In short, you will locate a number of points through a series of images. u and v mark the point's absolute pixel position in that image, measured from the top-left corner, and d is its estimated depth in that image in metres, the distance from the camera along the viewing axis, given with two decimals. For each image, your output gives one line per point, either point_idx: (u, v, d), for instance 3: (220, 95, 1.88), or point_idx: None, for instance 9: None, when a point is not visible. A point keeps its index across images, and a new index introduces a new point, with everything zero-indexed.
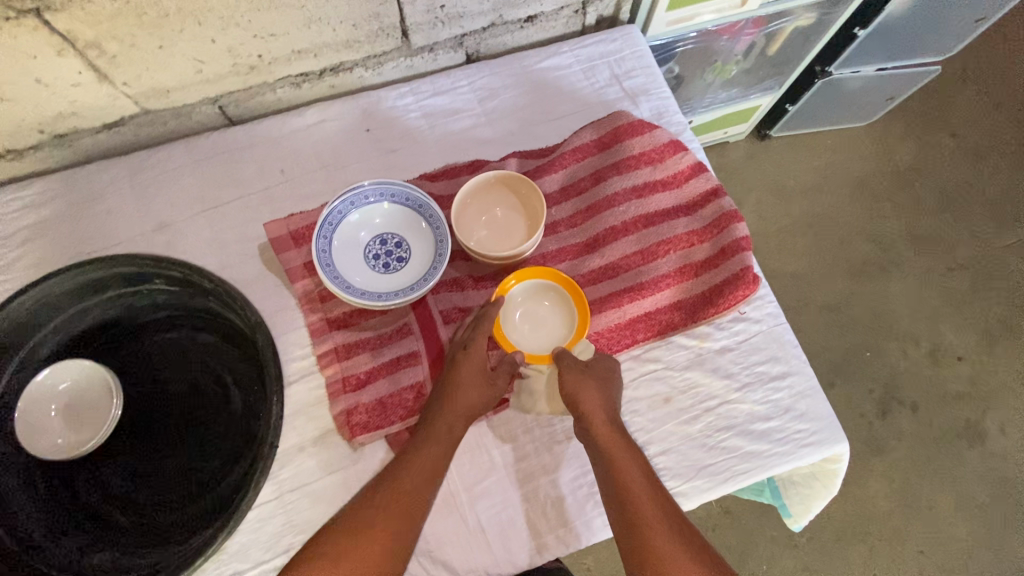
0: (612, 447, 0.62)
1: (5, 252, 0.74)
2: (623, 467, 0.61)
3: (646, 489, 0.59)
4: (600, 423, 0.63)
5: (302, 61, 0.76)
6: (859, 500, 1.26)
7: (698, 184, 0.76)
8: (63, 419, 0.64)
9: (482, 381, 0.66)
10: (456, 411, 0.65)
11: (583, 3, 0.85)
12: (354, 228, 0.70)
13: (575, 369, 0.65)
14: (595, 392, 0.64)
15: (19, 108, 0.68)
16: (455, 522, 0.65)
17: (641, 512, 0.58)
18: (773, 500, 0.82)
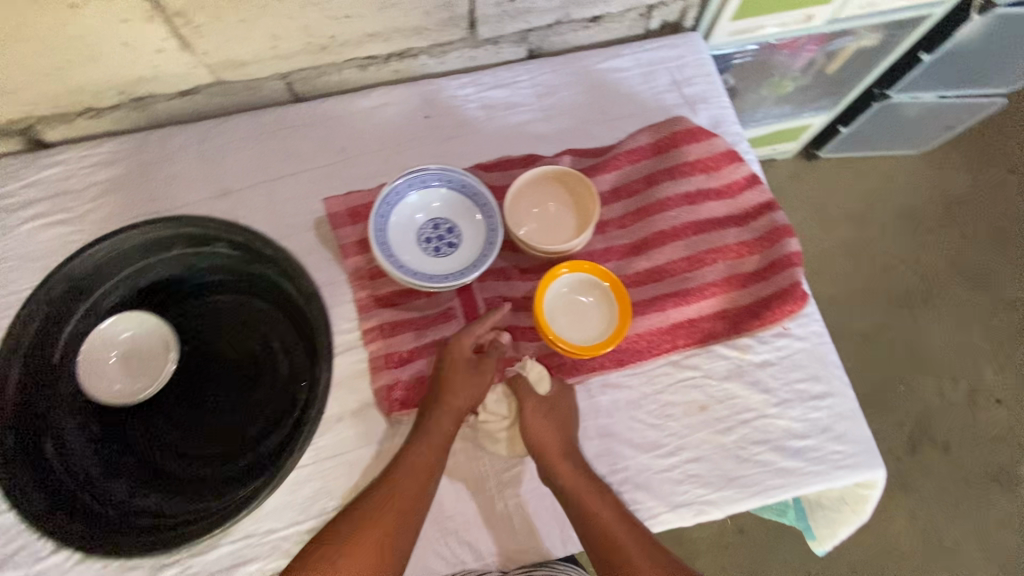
0: (583, 494, 0.62)
1: (79, 204, 0.78)
2: (592, 507, 0.61)
3: (622, 527, 0.60)
4: (564, 463, 0.64)
5: (371, 44, 0.78)
6: (879, 534, 1.23)
7: (753, 196, 0.76)
8: (123, 366, 0.67)
9: (463, 402, 0.66)
10: (437, 439, 0.64)
11: (649, 8, 0.86)
12: (409, 210, 0.72)
13: (537, 406, 0.66)
14: (558, 437, 0.65)
15: (105, 69, 0.72)
16: (475, 509, 0.66)
17: (624, 553, 0.58)
18: (796, 521, 0.82)
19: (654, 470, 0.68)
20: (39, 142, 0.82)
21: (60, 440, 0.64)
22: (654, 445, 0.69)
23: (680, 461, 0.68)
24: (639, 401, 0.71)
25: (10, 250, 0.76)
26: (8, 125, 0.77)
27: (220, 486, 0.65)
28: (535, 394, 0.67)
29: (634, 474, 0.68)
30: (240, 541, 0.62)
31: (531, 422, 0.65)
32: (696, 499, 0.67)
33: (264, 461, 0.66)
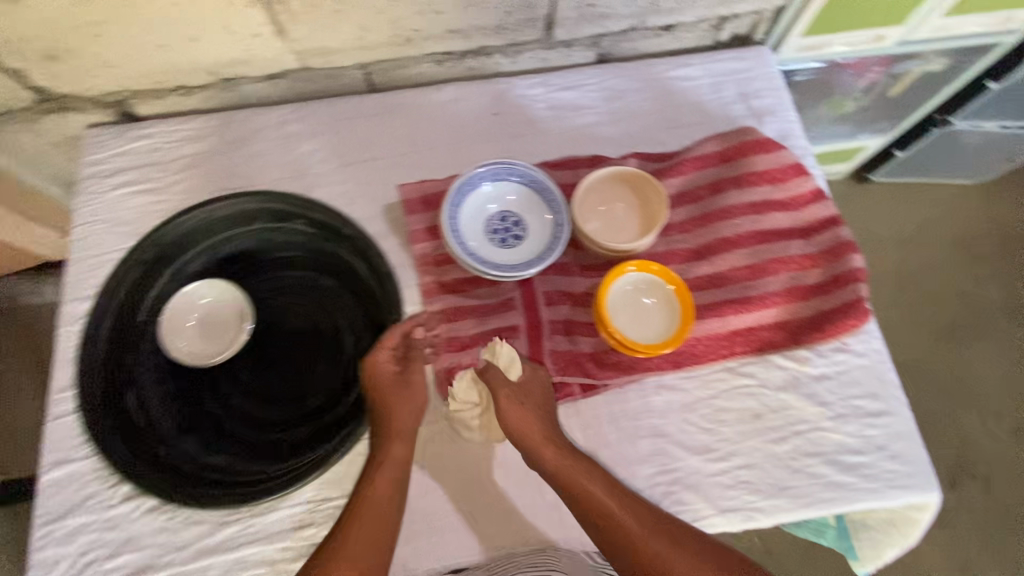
0: (571, 474, 0.63)
1: (163, 175, 0.83)
2: (582, 484, 0.62)
3: (613, 500, 0.61)
4: (547, 446, 0.64)
5: (451, 41, 0.81)
6: (912, 566, 1.20)
7: (818, 210, 0.76)
8: (200, 329, 0.70)
9: (406, 419, 0.66)
10: (394, 460, 0.63)
11: (721, 20, 0.87)
12: (479, 201, 0.73)
13: (511, 393, 0.67)
14: (538, 422, 0.65)
15: (203, 50, 0.76)
16: (461, 503, 0.68)
17: (620, 526, 0.59)
18: (837, 542, 0.80)
19: (704, 473, 0.68)
20: (131, 115, 0.86)
21: (140, 394, 0.67)
22: (706, 449, 0.69)
23: (731, 466, 0.69)
24: (692, 404, 0.71)
25: (99, 215, 0.81)
26: (105, 97, 0.82)
27: (284, 453, 0.67)
28: (508, 385, 0.68)
29: (684, 475, 0.68)
30: (296, 507, 0.66)
31: (509, 412, 0.65)
32: (745, 506, 0.67)
33: (325, 435, 0.68)
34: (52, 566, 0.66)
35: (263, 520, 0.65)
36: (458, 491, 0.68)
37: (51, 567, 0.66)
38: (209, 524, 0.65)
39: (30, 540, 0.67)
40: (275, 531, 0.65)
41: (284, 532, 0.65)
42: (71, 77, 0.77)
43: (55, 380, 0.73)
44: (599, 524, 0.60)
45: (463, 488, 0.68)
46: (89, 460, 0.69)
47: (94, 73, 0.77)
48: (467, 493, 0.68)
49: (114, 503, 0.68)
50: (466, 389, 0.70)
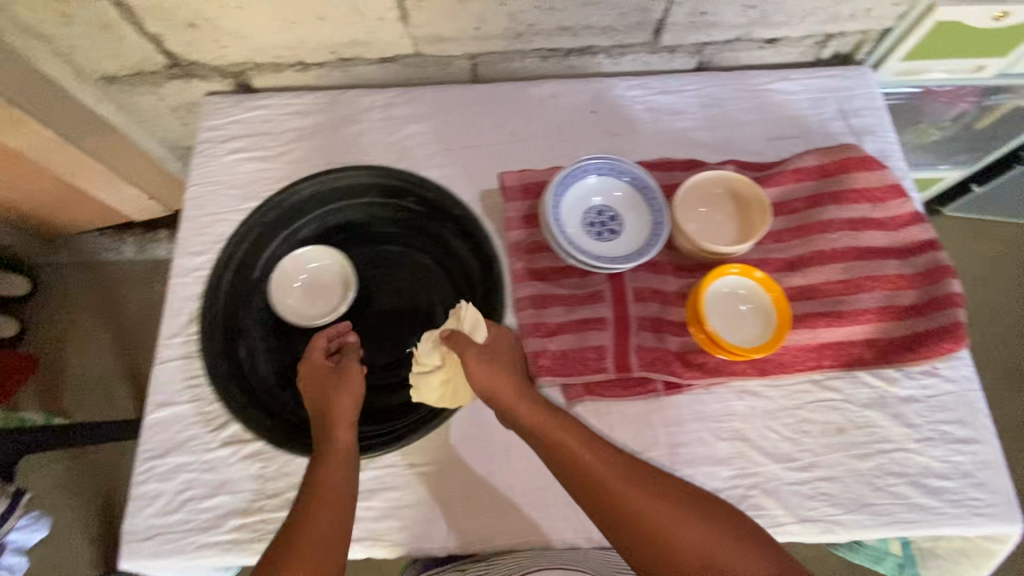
0: (542, 425, 0.64)
1: (274, 145, 0.87)
2: (552, 433, 0.64)
3: (584, 446, 0.62)
4: (519, 403, 0.66)
5: (561, 38, 0.83)
6: None
7: (916, 233, 0.76)
8: (306, 291, 0.74)
9: (350, 407, 0.65)
10: (341, 444, 0.63)
11: (827, 37, 0.88)
12: (579, 194, 0.75)
13: (479, 354, 0.68)
14: (508, 381, 0.67)
15: (329, 29, 0.79)
16: (466, 491, 0.68)
17: (589, 469, 0.61)
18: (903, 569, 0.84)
19: (784, 481, 0.69)
20: (246, 87, 0.91)
21: (248, 347, 0.72)
22: (787, 457, 0.70)
23: (812, 477, 0.69)
24: (775, 412, 0.72)
25: (212, 177, 0.85)
26: (227, 68, 0.87)
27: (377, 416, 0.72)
28: (472, 351, 0.68)
29: (764, 481, 0.69)
30: (382, 469, 0.69)
31: (476, 375, 0.66)
32: (824, 517, 0.67)
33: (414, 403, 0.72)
34: (152, 500, 0.70)
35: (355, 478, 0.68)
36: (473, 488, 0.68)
37: (150, 501, 0.70)
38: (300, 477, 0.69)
39: (133, 473, 0.71)
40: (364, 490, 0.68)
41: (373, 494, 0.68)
42: (203, 46, 0.81)
43: (164, 327, 0.77)
44: (569, 469, 0.62)
45: (475, 484, 0.68)
46: (193, 404, 0.73)
47: (225, 44, 0.81)
48: (482, 489, 0.68)
49: (214, 446, 0.72)
50: (433, 351, 0.69)
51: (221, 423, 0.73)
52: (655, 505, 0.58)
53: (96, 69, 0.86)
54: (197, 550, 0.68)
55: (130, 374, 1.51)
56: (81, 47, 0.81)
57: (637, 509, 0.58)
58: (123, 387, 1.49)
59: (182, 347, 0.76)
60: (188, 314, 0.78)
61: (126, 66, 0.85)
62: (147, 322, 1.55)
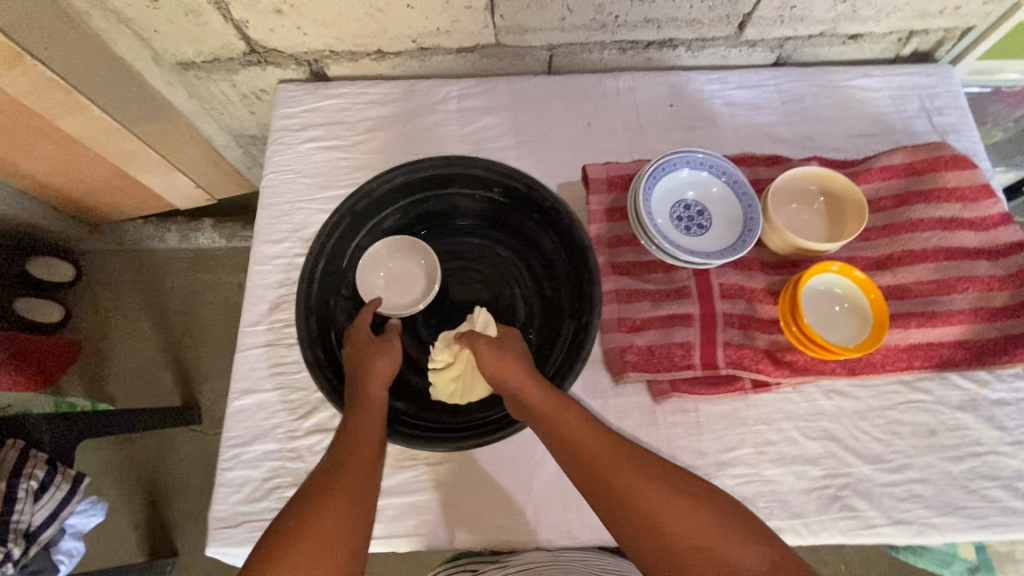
0: (551, 410, 0.61)
1: (350, 134, 0.86)
2: (560, 420, 0.60)
3: (592, 435, 0.59)
4: (529, 387, 0.62)
5: (644, 30, 0.83)
6: None
7: (1007, 233, 0.75)
8: (393, 282, 0.75)
9: (385, 371, 0.64)
10: (371, 405, 0.63)
11: (911, 33, 0.86)
12: (668, 188, 0.75)
13: (490, 342, 0.66)
14: (516, 364, 0.64)
15: (414, 17, 0.79)
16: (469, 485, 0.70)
17: (594, 459, 0.57)
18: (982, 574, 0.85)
19: (876, 482, 0.68)
20: (320, 75, 0.91)
21: (337, 337, 0.71)
22: (878, 458, 0.69)
23: (904, 479, 0.68)
24: (865, 412, 0.71)
25: (288, 164, 0.85)
26: (305, 55, 0.86)
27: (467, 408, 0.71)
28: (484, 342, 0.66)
29: (855, 481, 0.68)
30: (470, 459, 0.70)
31: (486, 359, 0.64)
32: (918, 520, 0.66)
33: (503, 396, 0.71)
34: (239, 487, 0.70)
35: (441, 468, 0.70)
36: (507, 503, 0.69)
37: (237, 488, 0.70)
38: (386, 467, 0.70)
39: (219, 460, 0.71)
40: (450, 480, 0.70)
41: (460, 484, 0.70)
42: (285, 32, 0.81)
43: (246, 314, 0.77)
44: (573, 457, 0.58)
45: (513, 489, 0.69)
46: (278, 392, 0.74)
47: (307, 31, 0.81)
48: (524, 495, 0.69)
49: (300, 434, 0.72)
50: (445, 347, 0.70)
51: (306, 412, 0.73)
52: (662, 500, 0.54)
53: (174, 54, 0.86)
54: None
55: (173, 360, 1.49)
56: (164, 32, 0.81)
57: (642, 504, 0.54)
58: (167, 374, 1.47)
59: (265, 335, 0.76)
60: (269, 303, 0.78)
61: (204, 51, 0.85)
62: (189, 309, 1.53)
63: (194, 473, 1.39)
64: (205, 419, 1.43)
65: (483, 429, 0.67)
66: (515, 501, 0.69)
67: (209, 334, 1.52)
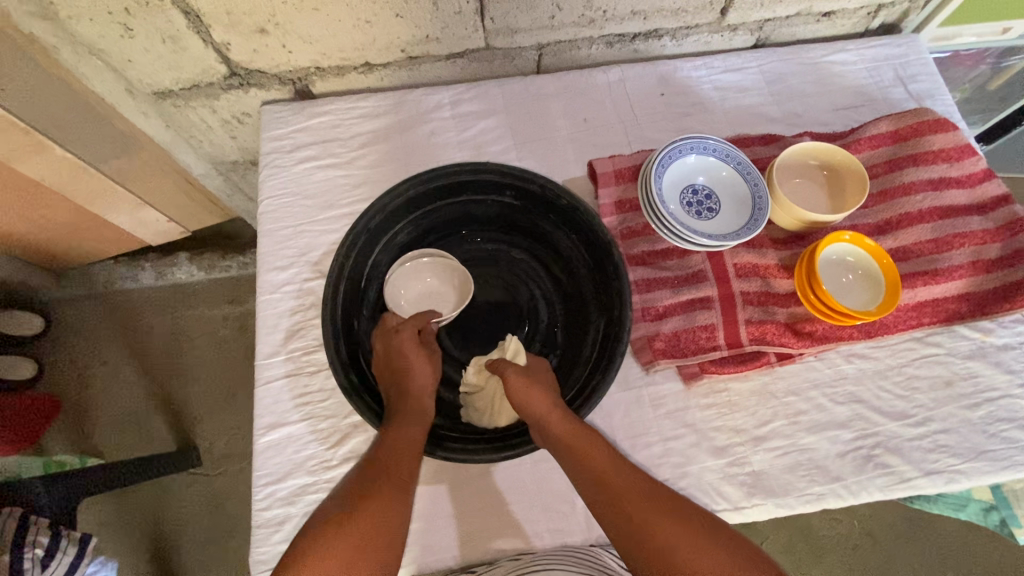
0: (577, 441, 0.61)
1: (346, 151, 0.84)
2: (586, 451, 0.61)
3: (616, 470, 0.60)
4: (553, 417, 0.62)
5: (631, 22, 0.84)
6: (994, 545, 1.29)
7: (991, 187, 0.79)
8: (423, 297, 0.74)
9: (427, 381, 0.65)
10: (414, 413, 0.63)
11: (879, 7, 0.91)
12: (674, 176, 0.76)
13: (518, 371, 0.66)
14: (542, 392, 0.64)
15: (403, 26, 0.77)
16: (493, 490, 0.69)
17: (618, 492, 0.58)
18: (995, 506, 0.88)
19: (904, 437, 0.71)
20: (305, 93, 0.88)
21: (364, 359, 0.70)
22: (903, 414, 0.72)
23: (930, 431, 0.71)
24: (885, 372, 0.74)
25: (285, 188, 0.82)
26: (290, 74, 0.84)
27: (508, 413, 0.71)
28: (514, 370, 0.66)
29: (885, 439, 0.71)
30: (514, 467, 0.70)
31: (512, 386, 0.64)
32: (947, 468, 0.70)
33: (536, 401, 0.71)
34: (279, 526, 0.67)
35: (485, 478, 0.69)
36: (544, 507, 0.68)
37: (277, 527, 0.67)
38: (428, 485, 0.69)
39: (254, 501, 0.68)
40: (494, 490, 0.69)
41: (506, 491, 0.69)
42: (269, 51, 0.78)
43: (261, 347, 0.74)
44: (596, 488, 0.59)
45: (550, 490, 0.69)
46: (305, 423, 0.71)
47: (293, 48, 0.78)
48: (568, 495, 0.69)
49: (335, 463, 0.69)
50: (477, 371, 0.70)
51: (338, 439, 0.70)
52: (682, 538, 0.54)
53: (149, 83, 0.82)
54: None
55: (163, 405, 1.40)
56: (139, 61, 0.77)
57: (663, 539, 0.54)
58: (157, 419, 1.39)
59: (284, 365, 0.73)
60: (284, 331, 0.75)
61: (182, 78, 0.81)
62: (172, 349, 1.45)
63: (202, 518, 1.32)
64: (205, 461, 1.37)
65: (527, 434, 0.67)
66: (554, 508, 0.68)
67: (198, 371, 1.44)
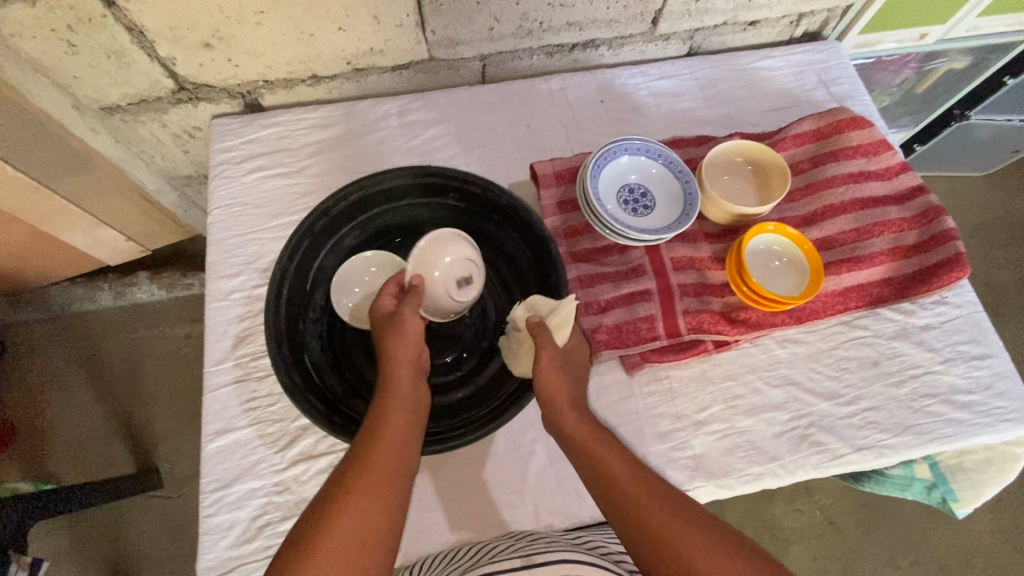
0: (589, 444, 0.65)
1: (297, 160, 0.86)
2: (598, 455, 0.64)
3: (627, 475, 0.62)
4: (571, 415, 0.66)
5: (568, 33, 0.88)
6: (951, 528, 1.34)
7: (908, 179, 0.84)
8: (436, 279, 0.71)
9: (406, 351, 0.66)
10: (399, 392, 0.64)
11: (799, 17, 0.97)
12: (611, 176, 0.80)
13: (553, 355, 0.68)
14: (565, 387, 0.68)
15: (346, 39, 0.80)
16: (443, 486, 0.70)
17: (628, 495, 0.60)
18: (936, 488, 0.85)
19: (836, 416, 0.75)
20: (255, 106, 0.91)
21: (311, 360, 0.70)
22: (834, 394, 0.76)
23: (859, 409, 0.75)
24: (817, 354, 0.78)
25: (235, 198, 0.83)
26: (238, 87, 0.86)
27: (456, 409, 0.73)
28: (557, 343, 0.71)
29: (818, 418, 0.74)
30: (462, 461, 0.71)
31: (541, 375, 0.67)
32: (877, 443, 0.73)
33: (499, 386, 0.73)
34: (227, 531, 0.67)
35: (437, 471, 0.71)
36: (496, 498, 0.70)
37: (225, 532, 0.67)
38: None
39: (201, 507, 0.68)
40: (444, 485, 0.70)
41: (459, 483, 0.70)
42: (216, 66, 0.80)
43: (209, 354, 0.75)
44: (609, 490, 0.61)
45: (499, 483, 0.70)
46: (255, 427, 0.71)
47: (239, 62, 0.81)
48: (517, 487, 0.70)
49: (284, 466, 0.70)
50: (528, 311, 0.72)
51: (287, 442, 0.71)
52: (696, 543, 0.55)
53: (97, 100, 0.83)
54: None
55: (124, 426, 1.38)
56: (85, 77, 0.79)
57: (676, 544, 0.55)
58: (117, 441, 1.36)
59: (232, 372, 0.74)
60: (234, 338, 0.76)
61: (130, 93, 0.83)
62: (133, 369, 1.43)
63: (162, 541, 1.29)
64: (167, 483, 1.34)
65: (473, 425, 0.69)
66: (507, 498, 0.70)
67: (159, 391, 1.41)
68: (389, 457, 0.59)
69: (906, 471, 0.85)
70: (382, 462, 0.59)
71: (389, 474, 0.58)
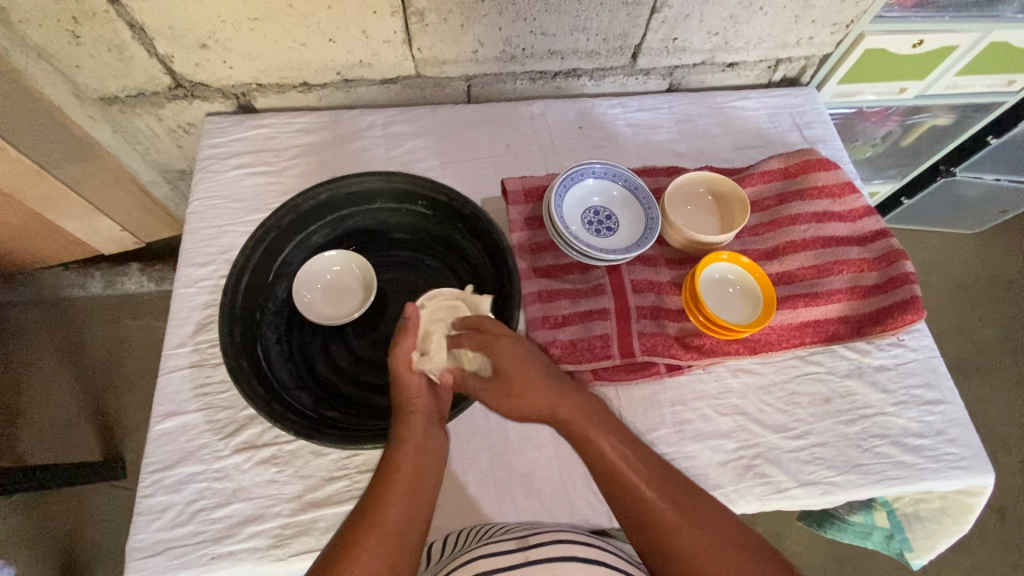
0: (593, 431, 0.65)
1: (279, 160, 0.90)
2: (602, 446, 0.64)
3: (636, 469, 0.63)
4: (573, 412, 0.66)
5: (550, 61, 0.93)
6: None
7: (871, 222, 0.86)
8: None
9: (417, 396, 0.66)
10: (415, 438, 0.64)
11: (777, 62, 1.01)
12: (577, 198, 0.83)
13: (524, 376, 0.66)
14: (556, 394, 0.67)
15: (336, 51, 0.85)
16: None
17: (639, 496, 0.61)
18: (894, 543, 0.81)
19: (783, 449, 0.74)
20: (248, 108, 0.95)
21: (262, 349, 0.71)
22: (784, 427, 0.75)
23: (808, 444, 0.74)
24: (768, 386, 0.78)
25: (216, 191, 0.86)
26: (232, 88, 0.90)
27: None
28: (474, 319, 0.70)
29: (765, 450, 0.74)
30: None
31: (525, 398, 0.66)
32: (823, 480, 0.73)
33: None
34: (160, 513, 0.67)
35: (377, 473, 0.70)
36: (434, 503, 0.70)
37: (158, 514, 0.67)
38: (317, 479, 0.70)
39: (138, 487, 0.68)
40: None
41: None
42: (211, 67, 0.85)
43: (170, 337, 0.76)
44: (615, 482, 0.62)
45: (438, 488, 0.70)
46: (204, 412, 0.72)
47: (233, 64, 0.85)
48: (455, 494, 0.70)
49: (226, 453, 0.70)
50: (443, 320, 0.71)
51: (232, 430, 0.72)
52: (694, 535, 0.58)
53: (97, 89, 0.88)
54: (210, 562, 0.65)
55: (96, 414, 1.38)
56: (86, 67, 0.83)
57: (677, 539, 0.58)
58: (86, 428, 1.36)
59: (189, 356, 0.75)
60: (195, 324, 0.77)
61: (128, 86, 0.87)
62: (114, 357, 1.45)
63: (117, 534, 1.28)
64: (128, 474, 1.33)
65: None
66: (444, 505, 0.69)
67: (136, 381, 1.43)
68: (399, 511, 0.59)
69: (865, 518, 0.81)
70: (391, 517, 0.58)
71: (407, 519, 0.59)
